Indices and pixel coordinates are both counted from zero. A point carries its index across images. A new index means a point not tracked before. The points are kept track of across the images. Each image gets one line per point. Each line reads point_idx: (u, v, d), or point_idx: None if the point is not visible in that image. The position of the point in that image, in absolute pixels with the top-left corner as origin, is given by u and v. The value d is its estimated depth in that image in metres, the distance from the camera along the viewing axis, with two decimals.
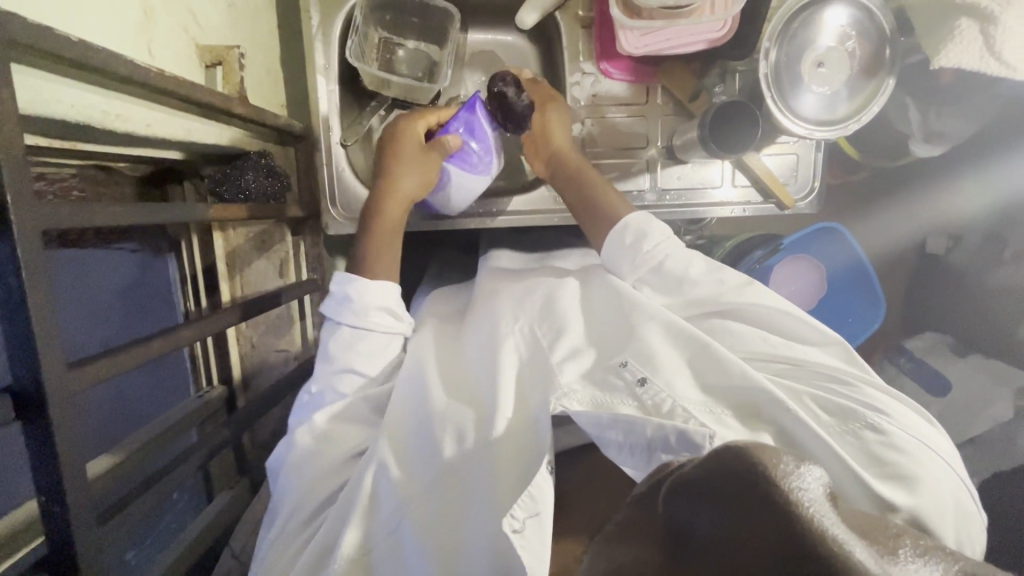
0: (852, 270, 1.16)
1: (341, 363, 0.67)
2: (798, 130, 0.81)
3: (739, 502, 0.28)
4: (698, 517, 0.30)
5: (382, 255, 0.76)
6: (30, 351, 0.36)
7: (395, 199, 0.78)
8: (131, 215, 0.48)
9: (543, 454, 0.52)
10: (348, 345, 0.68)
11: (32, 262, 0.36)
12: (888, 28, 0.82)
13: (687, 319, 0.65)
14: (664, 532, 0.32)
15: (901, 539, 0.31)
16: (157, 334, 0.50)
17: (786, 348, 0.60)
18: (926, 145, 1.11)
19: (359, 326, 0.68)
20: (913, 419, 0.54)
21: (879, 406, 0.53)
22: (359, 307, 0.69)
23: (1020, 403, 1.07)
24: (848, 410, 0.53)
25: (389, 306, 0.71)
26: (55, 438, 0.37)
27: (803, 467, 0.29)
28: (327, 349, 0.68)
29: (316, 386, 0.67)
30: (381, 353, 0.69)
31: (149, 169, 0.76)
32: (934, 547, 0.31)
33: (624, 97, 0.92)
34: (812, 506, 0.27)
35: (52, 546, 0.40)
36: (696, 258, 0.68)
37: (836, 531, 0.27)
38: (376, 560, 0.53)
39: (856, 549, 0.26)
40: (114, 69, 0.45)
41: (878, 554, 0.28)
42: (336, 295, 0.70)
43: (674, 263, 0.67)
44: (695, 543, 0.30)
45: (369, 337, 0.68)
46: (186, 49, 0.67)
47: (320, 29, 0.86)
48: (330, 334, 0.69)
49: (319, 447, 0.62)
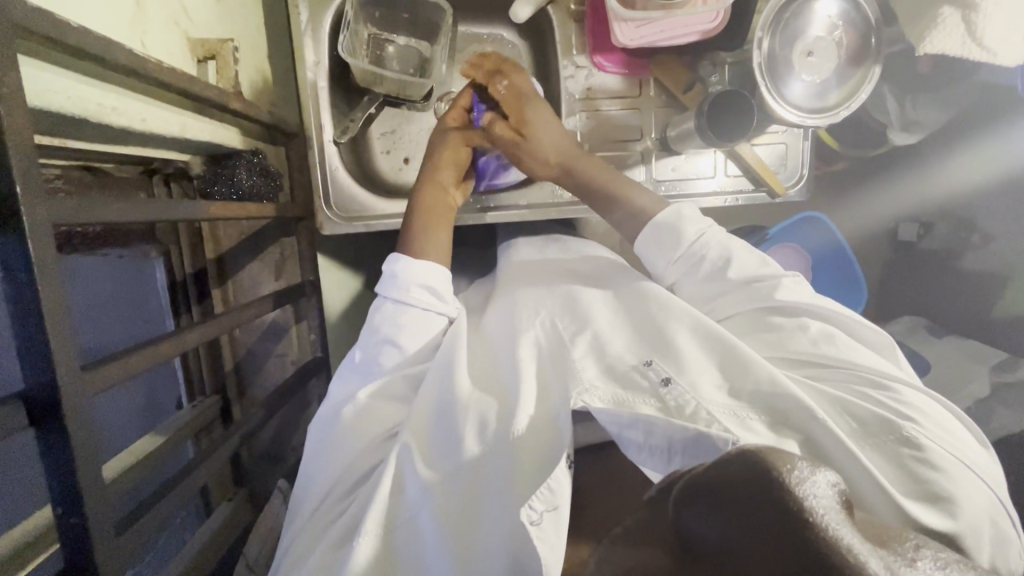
0: (831, 253, 1.19)
1: (382, 336, 0.67)
2: (790, 117, 0.83)
3: (757, 508, 0.28)
4: (709, 524, 0.30)
5: (434, 228, 0.76)
6: (44, 354, 0.35)
7: (428, 183, 0.80)
8: (135, 211, 0.47)
9: (562, 450, 0.51)
10: (390, 318, 0.67)
11: (44, 261, 0.35)
12: (874, 18, 0.85)
13: (743, 312, 0.67)
14: (676, 540, 0.33)
15: (919, 552, 0.29)
16: (163, 338, 0.51)
17: (824, 349, 0.60)
18: (905, 134, 1.15)
19: (402, 301, 0.68)
20: (950, 435, 0.53)
21: (917, 419, 0.52)
22: (403, 282, 0.69)
23: (995, 379, 1.11)
24: (882, 418, 0.52)
25: (432, 285, 0.70)
26: (71, 435, 0.37)
27: (817, 474, 0.29)
28: (372, 322, 0.68)
29: (361, 354, 0.67)
30: (422, 331, 0.68)
31: (138, 169, 0.74)
32: (954, 562, 0.30)
33: (617, 89, 0.93)
34: (824, 516, 0.27)
35: (71, 543, 0.39)
36: (743, 248, 0.70)
37: (850, 544, 0.26)
38: (396, 552, 0.53)
39: (867, 560, 0.26)
40: (115, 58, 0.43)
41: (889, 559, 0.27)
42: (384, 269, 0.71)
43: (717, 254, 0.70)
44: (711, 553, 0.30)
45: (411, 312, 0.68)
46: (179, 44, 0.66)
47: (310, 25, 0.84)
48: (374, 308, 0.69)
49: (349, 427, 0.62)
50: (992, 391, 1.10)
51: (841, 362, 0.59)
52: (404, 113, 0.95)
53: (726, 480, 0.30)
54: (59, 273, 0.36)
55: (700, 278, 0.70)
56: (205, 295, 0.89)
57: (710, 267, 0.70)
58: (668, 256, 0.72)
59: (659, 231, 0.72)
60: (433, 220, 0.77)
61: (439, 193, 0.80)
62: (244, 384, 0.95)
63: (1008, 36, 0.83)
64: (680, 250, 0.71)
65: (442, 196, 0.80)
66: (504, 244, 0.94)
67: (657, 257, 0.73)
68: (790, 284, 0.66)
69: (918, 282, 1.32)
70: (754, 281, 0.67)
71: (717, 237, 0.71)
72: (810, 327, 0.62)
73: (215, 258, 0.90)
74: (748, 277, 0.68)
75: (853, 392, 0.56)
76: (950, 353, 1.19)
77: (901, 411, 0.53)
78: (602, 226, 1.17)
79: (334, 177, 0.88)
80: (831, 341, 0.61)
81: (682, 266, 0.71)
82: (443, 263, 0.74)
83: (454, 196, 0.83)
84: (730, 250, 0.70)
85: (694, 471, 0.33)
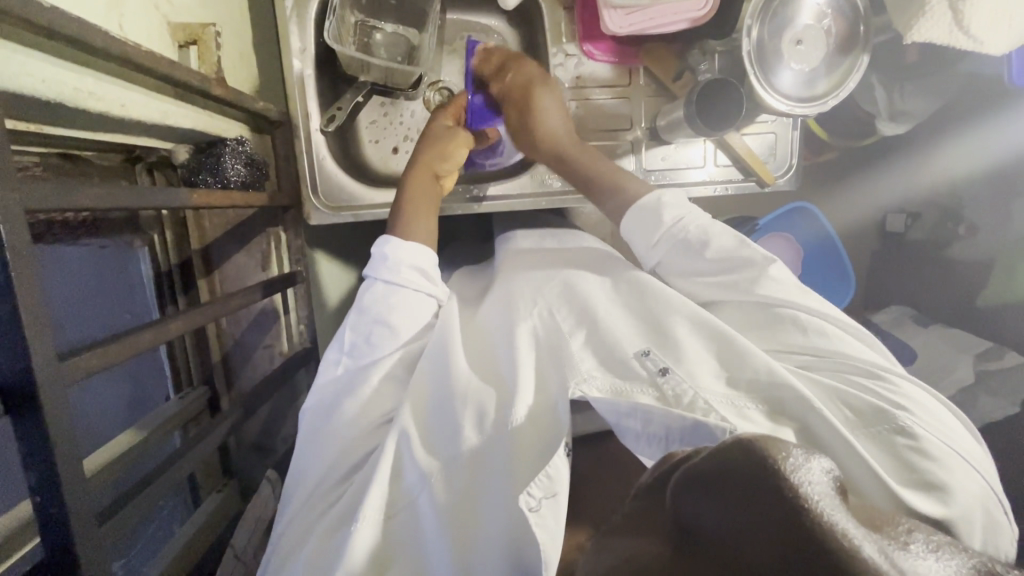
0: (824, 251, 1.18)
1: (374, 316, 0.66)
2: (780, 107, 0.83)
3: (750, 493, 0.28)
4: (703, 512, 0.30)
5: (422, 213, 0.76)
6: (19, 345, 0.35)
7: (420, 172, 0.79)
8: (112, 199, 0.46)
9: (561, 437, 0.52)
10: (381, 298, 0.66)
11: (19, 252, 0.34)
12: (862, 7, 0.86)
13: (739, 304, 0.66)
14: (670, 526, 0.32)
15: (913, 535, 0.30)
16: (146, 327, 0.50)
17: (820, 339, 0.61)
18: (892, 125, 1.16)
19: (392, 282, 0.68)
20: (943, 424, 0.54)
21: (912, 410, 0.53)
22: (394, 262, 0.68)
23: (980, 367, 1.12)
24: (878, 409, 0.53)
25: (422, 267, 0.70)
26: (49, 426, 0.37)
27: (812, 460, 0.29)
28: (361, 302, 0.67)
29: (352, 336, 0.66)
30: (413, 311, 0.68)
31: (119, 157, 0.72)
32: (946, 543, 0.29)
33: (607, 78, 0.92)
34: (820, 500, 0.27)
35: (49, 535, 0.39)
36: (723, 231, 0.70)
37: (842, 523, 0.26)
38: (396, 542, 0.52)
39: (864, 544, 0.26)
40: (91, 41, 0.42)
41: (884, 543, 0.27)
42: (374, 249, 0.71)
43: (695, 237, 0.70)
44: (704, 535, 0.30)
45: (402, 293, 0.68)
46: (158, 30, 0.64)
47: (295, 10, 0.82)
48: (363, 288, 0.68)
49: (352, 418, 0.62)
50: (975, 377, 1.12)
51: (829, 356, 0.60)
52: (393, 102, 0.94)
53: (721, 469, 0.30)
54: (36, 261, 0.35)
55: (682, 260, 0.71)
56: (191, 285, 0.88)
57: (692, 250, 0.70)
58: (649, 240, 0.72)
59: (638, 216, 0.73)
60: (423, 208, 0.77)
61: (430, 182, 0.79)
62: (232, 375, 0.94)
63: (992, 25, 0.85)
64: (660, 232, 0.71)
65: (433, 186, 0.80)
66: (501, 236, 0.94)
67: (638, 240, 0.74)
68: (777, 272, 0.66)
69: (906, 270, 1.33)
70: (742, 265, 0.67)
71: (697, 222, 0.71)
72: (800, 319, 0.62)
73: (200, 247, 0.89)
74: (731, 263, 0.68)
75: (845, 383, 0.57)
76: (936, 341, 1.19)
77: (896, 402, 0.54)
78: (592, 217, 1.17)
79: (320, 165, 0.87)
80: (819, 332, 0.61)
81: (662, 250, 0.72)
82: (428, 245, 0.74)
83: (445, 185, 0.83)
84: (708, 233, 0.70)
85: (694, 461, 0.32)
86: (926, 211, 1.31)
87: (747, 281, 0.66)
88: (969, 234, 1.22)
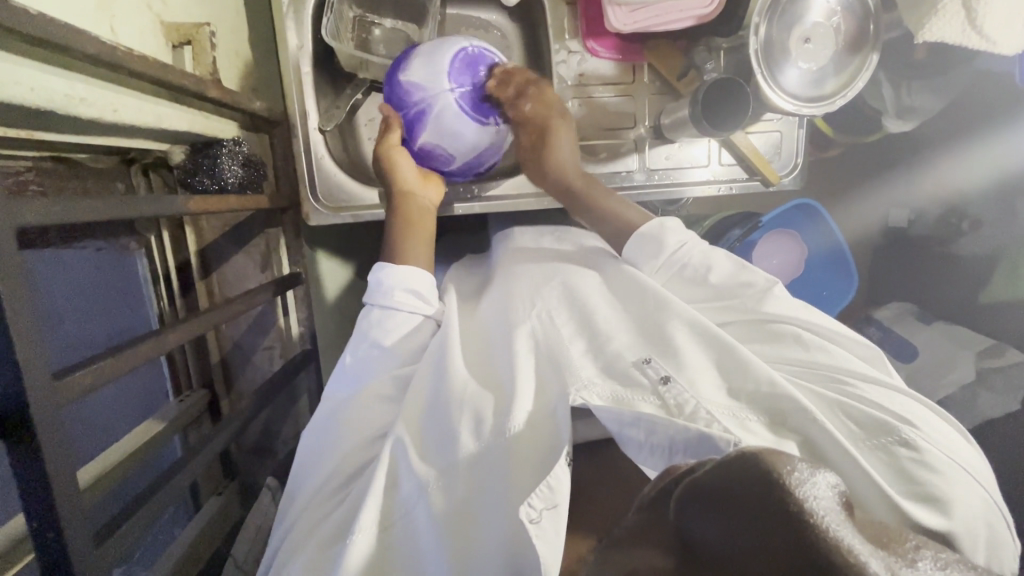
0: (827, 249, 1.16)
1: (371, 340, 0.66)
2: (786, 107, 0.82)
3: (761, 513, 0.27)
4: (707, 525, 0.29)
5: (409, 242, 0.75)
6: (9, 364, 0.34)
7: (395, 203, 0.79)
8: (108, 209, 0.45)
9: (562, 447, 0.51)
10: (377, 322, 0.67)
11: (8, 269, 0.34)
12: (872, 3, 0.84)
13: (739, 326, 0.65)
14: (674, 539, 0.31)
15: (921, 552, 0.29)
16: (143, 339, 0.50)
17: (819, 353, 0.60)
18: (898, 121, 1.14)
19: (388, 306, 0.68)
20: (945, 438, 0.54)
21: (913, 423, 0.53)
22: (388, 287, 0.69)
23: (982, 366, 1.11)
24: (880, 422, 0.53)
25: (417, 289, 0.70)
26: (42, 448, 0.36)
27: (818, 475, 0.28)
28: (359, 328, 0.68)
29: (351, 358, 0.66)
30: (408, 333, 0.68)
31: (113, 159, 0.70)
32: (955, 561, 0.28)
33: (611, 76, 0.90)
34: (827, 517, 0.26)
35: (44, 556, 0.39)
36: (721, 258, 0.70)
37: (851, 543, 0.26)
38: (394, 551, 0.52)
39: (870, 561, 0.25)
40: (81, 48, 0.41)
41: (892, 561, 0.27)
42: (371, 276, 0.71)
43: (698, 263, 0.69)
44: (709, 554, 0.29)
45: (397, 315, 0.68)
46: (151, 29, 0.63)
47: (291, 5, 0.80)
48: (361, 315, 0.69)
49: (348, 426, 0.61)
50: (977, 376, 1.11)
51: (828, 369, 0.59)
52: None
53: (725, 481, 0.29)
54: (25, 274, 0.35)
55: (684, 287, 0.70)
56: (189, 288, 0.88)
57: (694, 275, 0.69)
58: (651, 262, 0.71)
59: (641, 243, 0.72)
60: (411, 232, 0.76)
61: (408, 207, 0.78)
62: (231, 377, 0.94)
63: (1004, 23, 0.83)
64: (663, 258, 0.70)
65: (414, 207, 0.78)
66: (498, 236, 0.94)
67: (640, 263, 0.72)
68: (782, 291, 0.66)
69: (909, 268, 1.32)
70: (742, 288, 0.67)
71: (698, 248, 0.71)
72: (802, 336, 0.62)
73: (197, 249, 0.88)
74: (727, 290, 0.67)
75: (848, 396, 0.56)
76: (937, 338, 1.19)
77: (900, 415, 0.53)
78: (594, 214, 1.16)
79: (319, 166, 0.86)
80: (820, 348, 0.61)
81: (663, 275, 0.70)
82: (425, 268, 0.74)
83: (426, 197, 0.81)
84: (710, 258, 0.70)
85: (696, 474, 0.32)
86: (931, 208, 1.30)
87: (750, 302, 0.65)
88: (973, 230, 1.21)
